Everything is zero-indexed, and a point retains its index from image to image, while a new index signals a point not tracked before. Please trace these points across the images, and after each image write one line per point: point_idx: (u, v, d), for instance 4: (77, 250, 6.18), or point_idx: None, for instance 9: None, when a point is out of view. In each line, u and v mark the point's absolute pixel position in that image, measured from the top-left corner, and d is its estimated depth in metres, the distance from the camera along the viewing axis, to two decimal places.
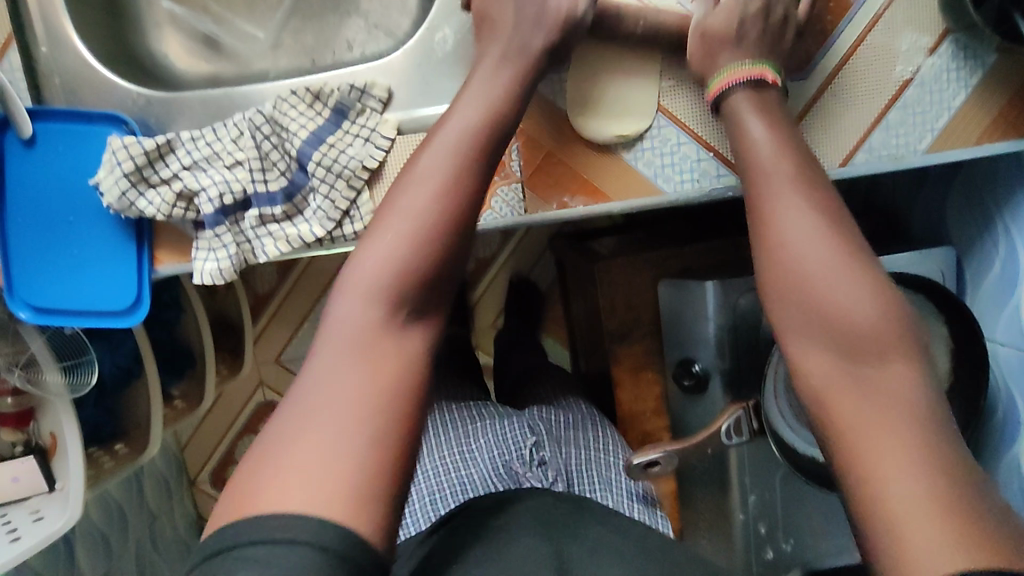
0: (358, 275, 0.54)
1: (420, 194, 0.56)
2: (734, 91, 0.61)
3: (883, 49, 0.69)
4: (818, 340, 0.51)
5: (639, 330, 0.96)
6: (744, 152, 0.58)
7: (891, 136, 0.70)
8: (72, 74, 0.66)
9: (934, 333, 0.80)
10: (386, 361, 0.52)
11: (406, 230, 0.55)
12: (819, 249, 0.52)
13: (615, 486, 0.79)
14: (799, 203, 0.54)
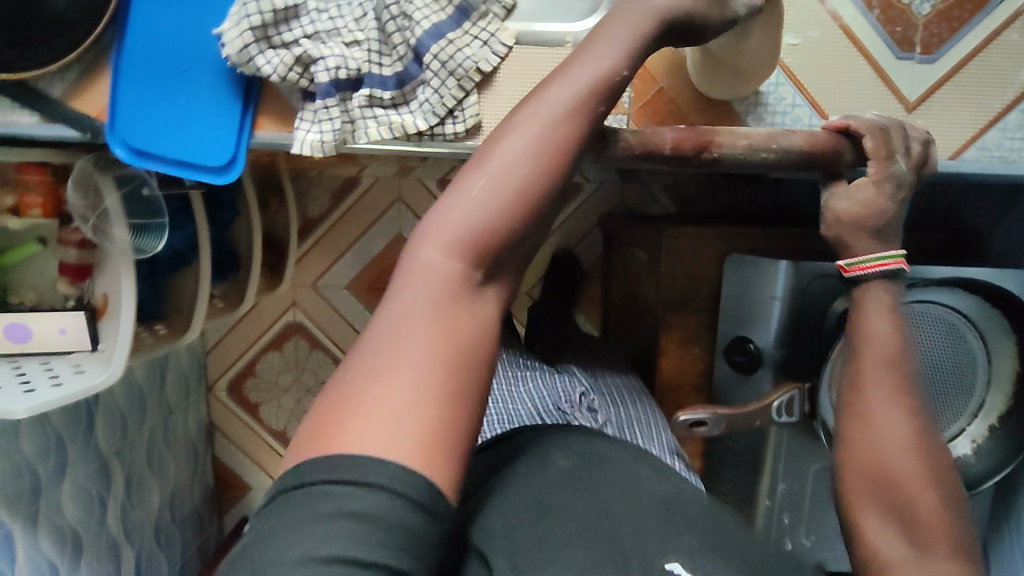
0: (435, 228, 0.45)
1: (530, 137, 0.46)
2: (873, 280, 0.56)
3: (1015, 48, 0.67)
4: (873, 504, 0.51)
5: (694, 304, 0.95)
6: (861, 342, 0.54)
7: (1006, 138, 0.67)
8: None
9: (1000, 349, 0.79)
10: (469, 329, 0.43)
11: (504, 176, 0.45)
12: (905, 458, 0.51)
13: (663, 441, 0.77)
14: (894, 411, 0.52)
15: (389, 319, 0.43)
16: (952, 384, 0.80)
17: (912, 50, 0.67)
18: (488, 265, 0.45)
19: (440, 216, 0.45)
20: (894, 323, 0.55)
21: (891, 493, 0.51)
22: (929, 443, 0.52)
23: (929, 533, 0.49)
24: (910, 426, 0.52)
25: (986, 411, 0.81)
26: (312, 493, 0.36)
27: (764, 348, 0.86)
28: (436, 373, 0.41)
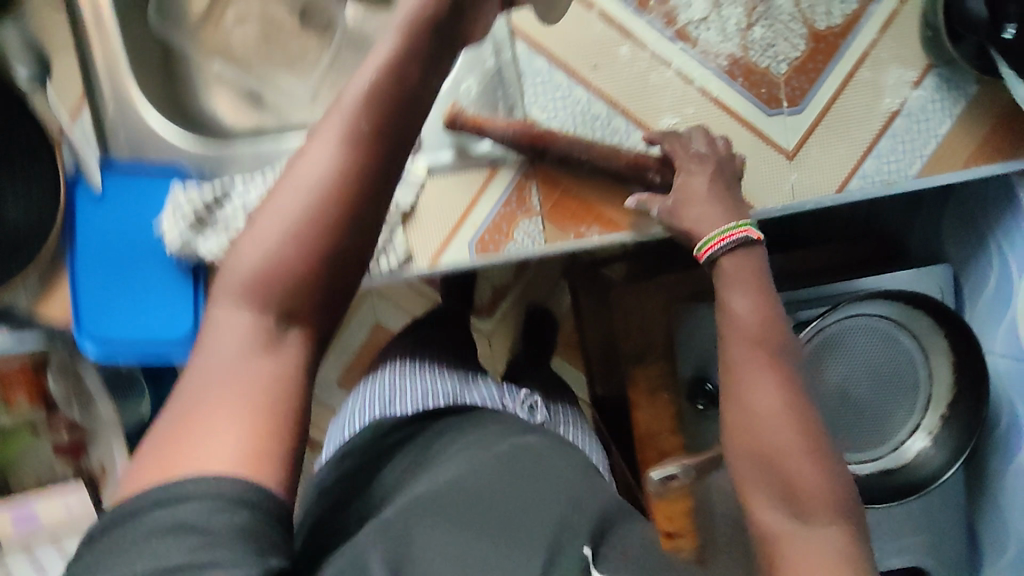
0: (241, 262, 0.48)
1: (320, 156, 0.48)
2: (722, 253, 0.67)
3: (871, 84, 0.74)
4: (757, 483, 0.58)
5: (652, 354, 1.02)
6: (727, 324, 0.64)
7: (883, 163, 0.75)
8: (138, 132, 0.73)
9: (934, 345, 0.87)
10: (279, 360, 0.46)
11: (299, 195, 0.47)
12: (777, 433, 0.58)
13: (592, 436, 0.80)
14: (767, 386, 0.60)
15: (205, 357, 0.46)
16: (897, 383, 0.88)
17: (781, 106, 0.74)
18: (295, 294, 0.47)
19: (242, 252, 0.48)
20: (757, 297, 0.64)
21: (773, 463, 0.57)
22: (803, 420, 0.58)
23: (812, 503, 0.55)
24: (780, 400, 0.59)
25: (935, 402, 0.87)
26: (139, 518, 0.39)
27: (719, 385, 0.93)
28: (245, 401, 0.44)
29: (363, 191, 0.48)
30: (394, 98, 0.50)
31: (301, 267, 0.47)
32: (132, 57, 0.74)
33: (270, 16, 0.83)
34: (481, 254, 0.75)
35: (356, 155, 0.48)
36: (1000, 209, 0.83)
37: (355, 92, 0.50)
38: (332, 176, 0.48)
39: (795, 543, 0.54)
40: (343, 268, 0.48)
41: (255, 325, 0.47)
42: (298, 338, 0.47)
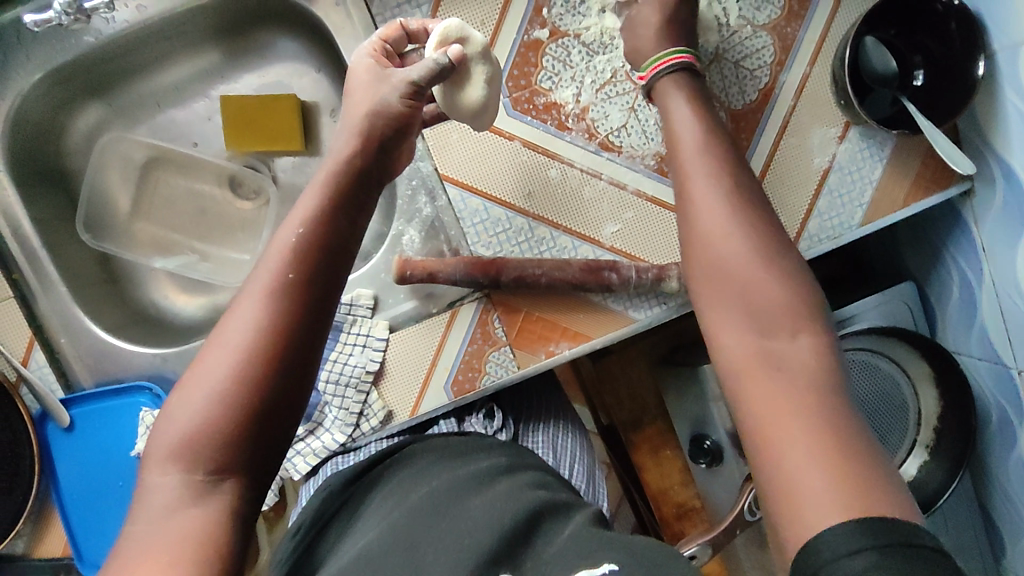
0: (170, 428, 0.47)
1: (248, 314, 0.49)
2: (664, 75, 0.65)
3: (798, 148, 0.75)
4: (718, 286, 0.52)
5: (649, 418, 1.01)
6: (670, 135, 0.61)
7: (826, 220, 0.75)
8: (94, 354, 0.73)
9: (917, 370, 0.86)
10: (204, 508, 0.45)
11: (228, 355, 0.48)
12: (740, 253, 0.52)
13: (562, 455, 0.84)
14: (714, 183, 0.56)
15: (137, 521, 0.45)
16: (884, 405, 0.88)
17: None
18: (224, 450, 0.46)
19: (172, 416, 0.48)
20: (701, 119, 0.60)
21: (743, 297, 0.51)
22: (766, 231, 0.53)
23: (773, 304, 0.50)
24: (732, 210, 0.54)
25: (925, 416, 0.87)
26: None
27: (720, 441, 0.92)
28: (172, 547, 0.43)
29: (293, 343, 0.49)
30: (319, 249, 0.52)
31: (230, 423, 0.47)
32: (70, 280, 0.74)
33: (201, 193, 0.83)
34: (458, 395, 0.74)
35: (286, 310, 0.49)
36: (953, 223, 0.84)
37: (284, 246, 0.51)
38: (261, 330, 0.48)
39: (755, 377, 0.48)
40: (273, 418, 0.48)
41: (184, 482, 0.46)
42: (230, 485, 0.47)
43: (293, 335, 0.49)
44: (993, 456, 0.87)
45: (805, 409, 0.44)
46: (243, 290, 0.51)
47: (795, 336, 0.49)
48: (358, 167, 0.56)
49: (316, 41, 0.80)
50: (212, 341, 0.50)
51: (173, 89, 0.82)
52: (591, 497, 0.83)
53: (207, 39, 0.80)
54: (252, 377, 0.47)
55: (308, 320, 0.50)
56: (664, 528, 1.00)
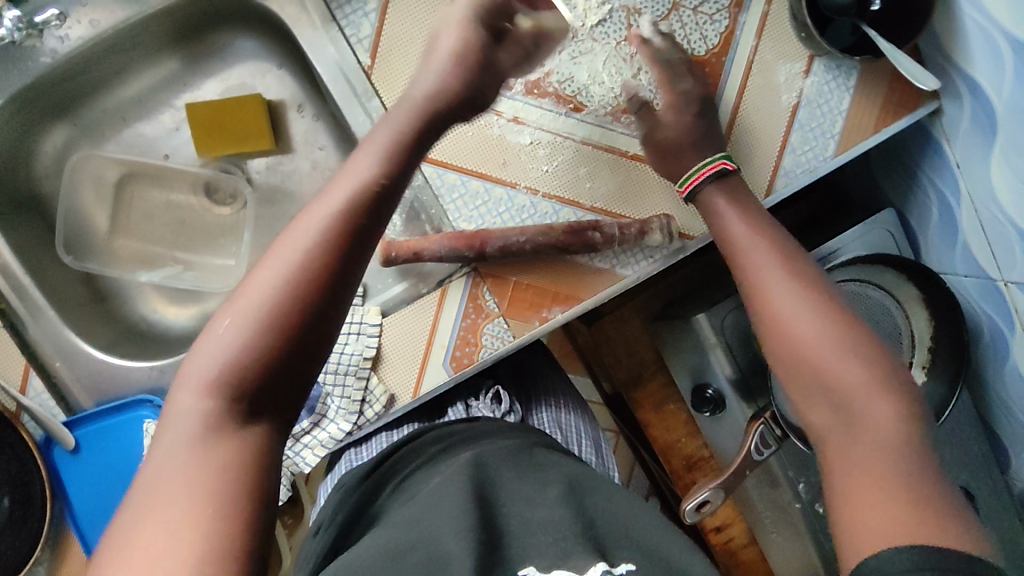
0: (199, 361, 0.47)
1: (304, 248, 0.48)
2: (703, 187, 0.68)
3: (766, 86, 0.75)
4: (795, 375, 0.57)
5: (649, 373, 1.01)
6: (725, 245, 0.66)
7: (800, 155, 0.76)
8: (91, 374, 0.73)
9: (905, 295, 0.88)
10: (231, 449, 0.45)
11: (250, 315, 0.46)
12: (817, 326, 0.57)
13: (569, 430, 0.85)
14: (784, 278, 0.60)
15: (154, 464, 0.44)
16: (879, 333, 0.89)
17: None
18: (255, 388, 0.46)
19: (203, 349, 0.47)
20: (748, 218, 0.65)
21: (819, 370, 0.56)
22: (838, 313, 0.58)
23: (845, 383, 0.55)
24: (810, 301, 0.59)
25: (919, 337, 0.87)
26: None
27: (721, 389, 0.93)
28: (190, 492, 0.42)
29: (317, 312, 0.47)
30: (372, 200, 0.51)
31: (244, 381, 0.46)
32: (57, 304, 0.74)
33: (177, 202, 0.83)
34: (458, 370, 0.74)
35: (312, 280, 0.47)
36: (925, 145, 0.85)
37: (321, 211, 0.49)
38: (307, 276, 0.47)
39: (841, 443, 0.53)
40: (283, 382, 0.47)
41: (211, 416, 0.45)
42: (249, 434, 0.46)
43: (339, 289, 0.48)
44: (987, 369, 0.88)
45: (887, 470, 0.50)
46: (295, 226, 0.49)
47: (869, 404, 0.53)
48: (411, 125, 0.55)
49: (274, 38, 0.79)
50: (256, 275, 0.48)
51: (136, 101, 0.81)
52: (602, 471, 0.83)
53: (165, 47, 0.79)
54: (293, 315, 0.46)
55: (353, 271, 0.49)
56: (676, 480, 1.02)
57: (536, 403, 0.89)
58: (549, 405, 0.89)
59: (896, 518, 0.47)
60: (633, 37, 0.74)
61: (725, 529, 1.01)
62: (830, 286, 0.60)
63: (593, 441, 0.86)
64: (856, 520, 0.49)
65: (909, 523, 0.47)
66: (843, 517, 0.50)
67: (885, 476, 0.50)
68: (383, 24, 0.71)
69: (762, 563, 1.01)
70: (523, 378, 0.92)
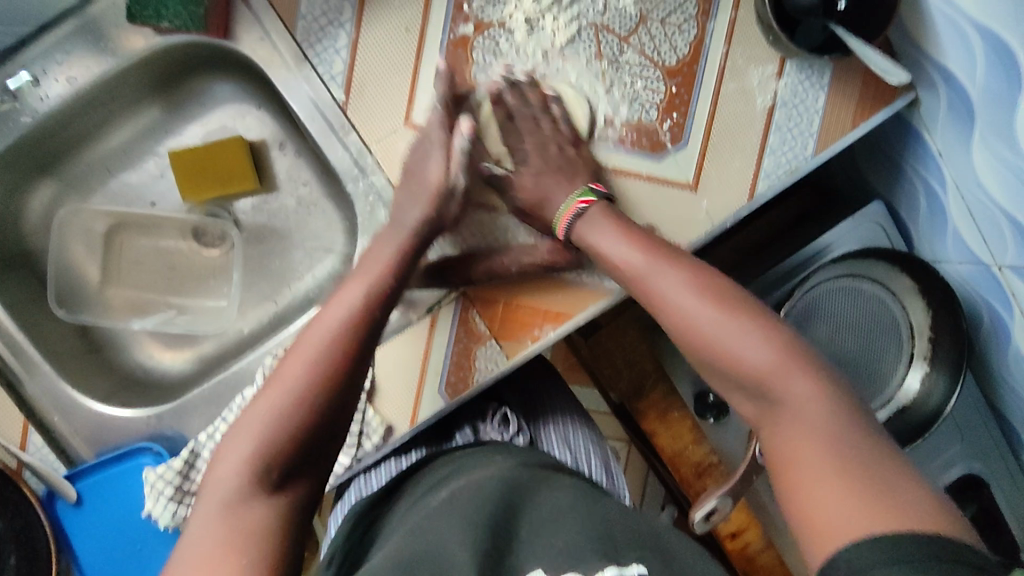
0: (239, 440, 0.51)
1: (325, 333, 0.56)
2: (574, 223, 0.68)
3: (740, 90, 0.75)
4: (708, 365, 0.59)
5: (651, 381, 0.99)
6: (607, 263, 0.66)
7: (779, 156, 0.76)
8: (89, 427, 0.73)
9: (900, 287, 0.86)
10: (253, 521, 0.48)
11: (257, 423, 0.51)
12: (697, 311, 0.59)
13: (578, 449, 0.86)
14: (671, 275, 0.62)
15: (187, 542, 0.48)
16: (879, 325, 0.88)
17: (665, 148, 0.75)
18: (286, 454, 0.51)
19: (239, 431, 0.52)
20: (628, 231, 0.66)
21: (728, 359, 0.57)
22: (725, 298, 0.59)
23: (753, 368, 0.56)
24: (697, 293, 0.60)
25: (918, 328, 0.85)
26: None
27: (722, 395, 0.95)
28: (215, 562, 0.46)
29: (336, 402, 0.54)
30: (385, 299, 0.60)
31: (262, 471, 0.50)
32: (51, 358, 0.74)
33: (167, 248, 0.83)
34: (454, 396, 0.74)
35: (334, 372, 0.54)
36: (906, 135, 0.85)
37: (328, 322, 0.57)
38: (328, 357, 0.54)
39: (777, 432, 0.55)
40: (302, 472, 0.52)
41: (244, 485, 0.50)
42: (266, 514, 0.49)
43: (357, 372, 0.56)
44: (991, 355, 0.87)
45: (824, 456, 0.50)
46: (316, 315, 0.58)
47: (785, 389, 0.55)
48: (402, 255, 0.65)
49: (250, 80, 0.80)
50: (281, 363, 0.55)
51: (119, 151, 0.82)
52: (612, 488, 0.84)
53: (145, 98, 0.80)
54: (317, 390, 0.53)
55: (368, 356, 0.57)
56: (687, 488, 0.99)
57: (547, 421, 0.88)
58: (560, 422, 0.89)
59: (850, 508, 0.47)
60: (604, 53, 0.74)
61: (740, 535, 0.97)
62: (715, 274, 0.62)
63: (603, 458, 0.87)
64: (811, 515, 0.49)
65: (862, 508, 0.47)
66: (799, 510, 0.50)
67: (832, 468, 0.50)
68: (354, 59, 0.72)
69: (779, 566, 0.98)
70: (529, 393, 0.91)
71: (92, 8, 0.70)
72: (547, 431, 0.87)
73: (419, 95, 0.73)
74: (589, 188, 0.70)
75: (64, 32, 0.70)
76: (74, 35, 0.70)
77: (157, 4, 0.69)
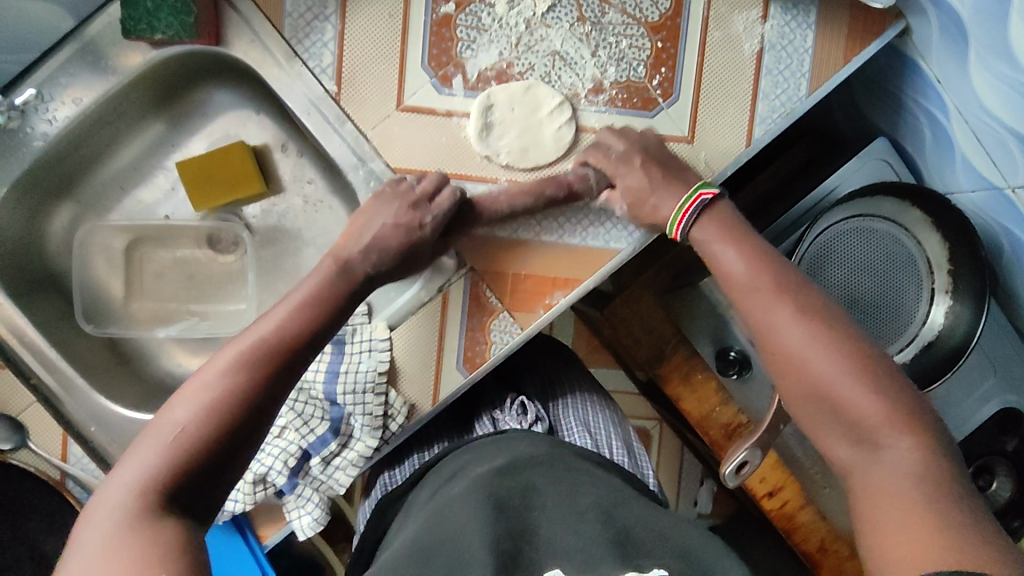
0: (143, 461, 0.50)
1: (218, 373, 0.54)
2: (692, 226, 0.68)
3: (726, 38, 0.75)
4: (812, 414, 0.57)
5: (670, 347, 0.99)
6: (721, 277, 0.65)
7: (773, 100, 0.76)
8: (126, 433, 0.76)
9: (912, 221, 0.86)
10: (161, 537, 0.46)
11: (168, 439, 0.50)
12: (811, 346, 0.57)
13: (598, 429, 0.83)
14: (781, 303, 0.60)
15: (89, 558, 0.45)
16: (894, 264, 0.87)
17: (657, 104, 0.75)
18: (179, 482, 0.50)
19: (128, 463, 0.50)
20: (744, 253, 0.64)
21: (818, 391, 0.56)
22: (835, 330, 0.57)
23: (864, 418, 0.54)
24: (810, 327, 0.58)
25: (936, 260, 0.85)
26: None
27: (743, 349, 0.95)
28: None
29: (224, 448, 0.52)
30: (285, 349, 0.57)
31: (162, 494, 0.49)
32: (83, 371, 0.77)
33: (184, 257, 0.86)
34: (473, 371, 0.75)
35: (225, 413, 0.52)
36: (902, 69, 0.84)
37: (243, 342, 0.56)
38: (226, 392, 0.53)
39: (871, 477, 0.52)
40: (201, 505, 0.51)
41: (150, 505, 0.48)
42: (175, 530, 0.47)
43: (237, 419, 0.53)
44: (1014, 282, 0.85)
45: (917, 494, 0.49)
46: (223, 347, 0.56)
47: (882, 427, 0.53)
48: (322, 292, 0.62)
49: (247, 85, 0.83)
50: (188, 388, 0.54)
51: (130, 168, 0.85)
52: (636, 472, 0.79)
53: (148, 113, 0.83)
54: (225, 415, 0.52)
55: (251, 401, 0.54)
56: (718, 451, 0.99)
57: (565, 410, 0.87)
58: (581, 411, 0.86)
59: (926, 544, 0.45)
60: (586, 16, 0.74)
61: (778, 493, 0.96)
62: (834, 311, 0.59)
63: (626, 443, 0.84)
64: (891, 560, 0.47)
65: (938, 540, 0.45)
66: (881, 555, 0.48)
67: (919, 513, 0.48)
68: (342, 50, 0.73)
69: (821, 522, 0.97)
70: (546, 381, 0.92)
71: (89, 29, 0.72)
72: (566, 421, 0.84)
73: (409, 78, 0.74)
74: (706, 183, 0.70)
75: (64, 56, 0.73)
76: (75, 57, 0.73)
77: (148, 17, 0.70)
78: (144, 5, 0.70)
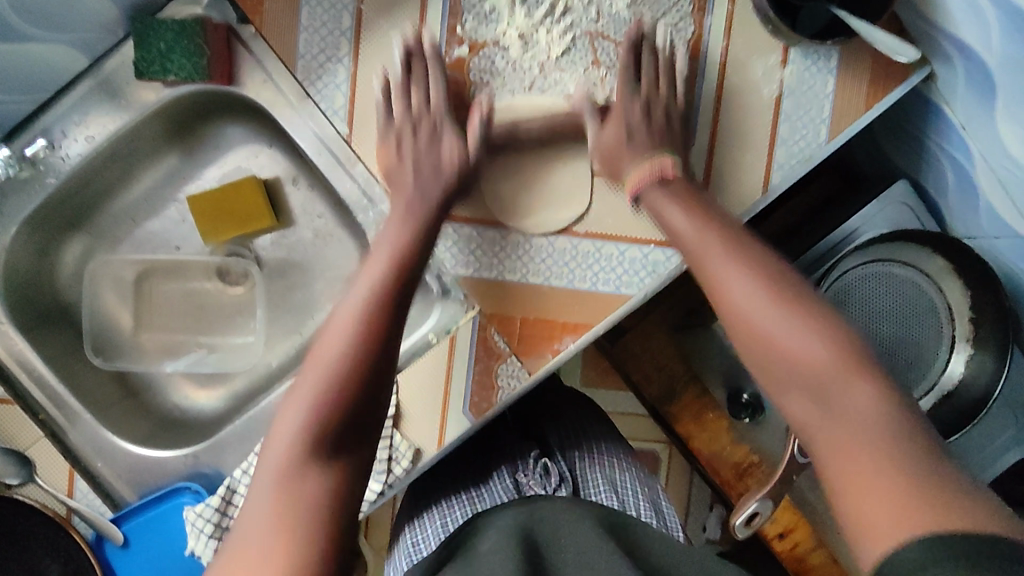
0: (286, 422, 0.54)
1: (348, 302, 0.59)
2: (647, 191, 0.67)
3: (743, 83, 0.74)
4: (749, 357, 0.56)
5: (682, 385, 0.97)
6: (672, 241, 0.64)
7: (791, 146, 0.74)
8: (131, 469, 0.76)
9: (934, 269, 0.83)
10: (309, 489, 0.51)
11: (323, 367, 0.55)
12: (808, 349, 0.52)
13: (624, 487, 0.82)
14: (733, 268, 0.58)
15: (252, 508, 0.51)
16: (915, 313, 0.85)
17: None
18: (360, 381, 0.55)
19: (280, 416, 0.54)
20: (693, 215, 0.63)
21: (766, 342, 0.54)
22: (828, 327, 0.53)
23: None
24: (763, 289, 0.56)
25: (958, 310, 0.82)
26: None
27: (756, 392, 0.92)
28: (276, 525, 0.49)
29: (366, 399, 0.56)
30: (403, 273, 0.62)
31: (319, 431, 0.53)
32: (90, 406, 0.77)
33: (193, 290, 0.86)
34: (479, 415, 0.74)
35: (368, 335, 0.57)
36: (925, 111, 0.82)
37: (382, 259, 0.63)
38: (335, 370, 0.55)
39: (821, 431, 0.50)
40: (355, 444, 0.55)
41: (309, 445, 0.52)
42: (327, 482, 0.52)
43: (376, 351, 0.56)
44: None
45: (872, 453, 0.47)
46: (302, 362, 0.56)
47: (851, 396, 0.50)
48: (405, 253, 0.64)
49: (260, 120, 0.82)
50: (326, 321, 0.59)
51: (143, 201, 0.85)
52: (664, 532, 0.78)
53: (162, 146, 0.83)
54: (345, 370, 0.55)
55: (386, 322, 0.58)
56: (728, 491, 0.95)
57: (587, 466, 0.85)
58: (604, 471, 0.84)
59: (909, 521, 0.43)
60: (601, 60, 0.73)
61: (789, 535, 0.94)
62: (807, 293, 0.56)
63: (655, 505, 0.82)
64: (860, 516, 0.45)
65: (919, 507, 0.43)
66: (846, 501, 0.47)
67: None
68: (354, 92, 0.73)
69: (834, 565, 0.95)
70: (566, 434, 0.90)
71: (106, 65, 0.74)
72: (589, 476, 0.83)
73: None
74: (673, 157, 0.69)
75: (79, 93, 0.74)
76: (89, 93, 0.74)
77: (161, 58, 0.72)
78: (157, 46, 0.71)
